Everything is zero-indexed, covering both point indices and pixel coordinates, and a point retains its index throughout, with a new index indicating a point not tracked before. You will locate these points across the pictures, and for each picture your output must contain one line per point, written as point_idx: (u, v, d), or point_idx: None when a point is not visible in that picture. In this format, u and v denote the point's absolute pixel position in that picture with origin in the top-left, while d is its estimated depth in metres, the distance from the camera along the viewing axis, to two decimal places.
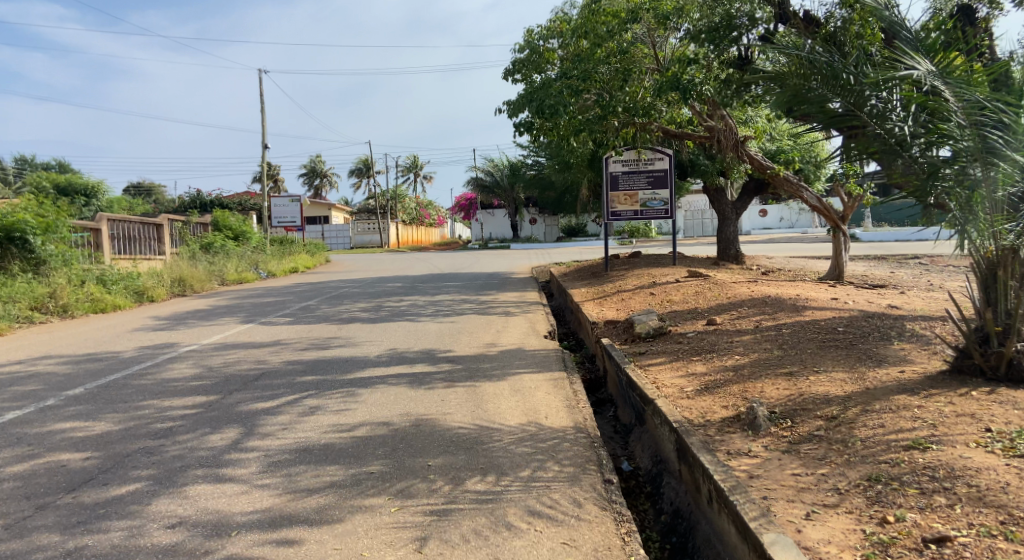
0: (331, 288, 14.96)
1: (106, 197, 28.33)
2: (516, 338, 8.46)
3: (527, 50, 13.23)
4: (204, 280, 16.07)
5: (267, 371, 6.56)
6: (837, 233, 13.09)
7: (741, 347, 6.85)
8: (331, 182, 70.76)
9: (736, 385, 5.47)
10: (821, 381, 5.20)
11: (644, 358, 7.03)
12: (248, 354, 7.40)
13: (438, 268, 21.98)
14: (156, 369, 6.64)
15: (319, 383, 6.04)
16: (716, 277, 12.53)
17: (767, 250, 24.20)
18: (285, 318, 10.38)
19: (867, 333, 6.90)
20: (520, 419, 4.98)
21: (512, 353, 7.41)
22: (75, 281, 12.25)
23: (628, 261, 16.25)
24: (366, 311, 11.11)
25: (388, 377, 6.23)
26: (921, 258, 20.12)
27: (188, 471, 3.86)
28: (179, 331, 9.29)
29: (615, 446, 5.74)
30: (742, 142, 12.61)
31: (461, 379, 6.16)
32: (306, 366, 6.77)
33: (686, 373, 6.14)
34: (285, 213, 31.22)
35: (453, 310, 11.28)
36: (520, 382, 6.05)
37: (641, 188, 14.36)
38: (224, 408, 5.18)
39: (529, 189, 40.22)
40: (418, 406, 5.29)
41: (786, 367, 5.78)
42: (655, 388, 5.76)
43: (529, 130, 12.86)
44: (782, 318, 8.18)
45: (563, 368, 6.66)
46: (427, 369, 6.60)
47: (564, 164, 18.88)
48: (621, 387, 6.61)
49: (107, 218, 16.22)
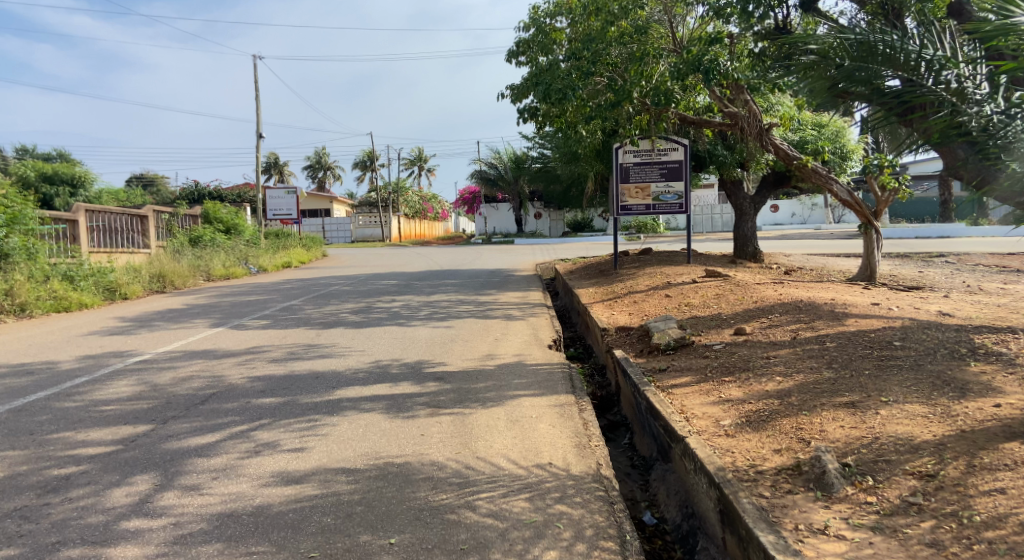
0: (320, 287, 13.92)
1: (94, 186, 27.21)
2: (516, 348, 7.40)
3: (532, 29, 12.15)
4: (186, 275, 15.02)
5: (221, 390, 5.51)
6: (869, 231, 12.00)
7: (780, 366, 5.79)
8: (333, 175, 69.77)
9: (785, 418, 4.43)
10: (896, 417, 4.15)
11: (664, 377, 5.98)
12: (205, 365, 6.37)
13: (438, 264, 20.93)
14: (90, 387, 5.62)
15: (276, 407, 4.99)
16: (738, 278, 11.48)
17: (783, 248, 22.97)
18: (261, 321, 9.35)
19: (932, 350, 5.81)
20: (516, 463, 3.93)
21: (511, 369, 6.34)
22: (38, 277, 11.23)
23: (639, 259, 15.15)
24: (353, 313, 10.06)
25: (361, 401, 5.17)
26: (948, 257, 18.95)
27: (62, 554, 2.86)
28: (139, 335, 8.26)
29: (632, 488, 4.70)
30: (767, 129, 11.46)
31: (449, 405, 5.09)
32: (268, 383, 5.73)
33: (720, 399, 5.10)
34: (281, 206, 30.03)
35: (450, 312, 10.24)
36: (519, 409, 4.99)
37: (654, 180, 13.25)
38: (148, 447, 4.16)
39: (533, 182, 39.11)
40: (389, 444, 4.24)
41: (843, 396, 4.74)
42: (683, 418, 4.72)
43: (535, 116, 11.86)
44: (822, 328, 7.09)
45: (571, 390, 5.59)
46: (409, 390, 5.54)
47: (571, 156, 17.74)
48: (639, 412, 5.56)
49: (84, 209, 15.20)
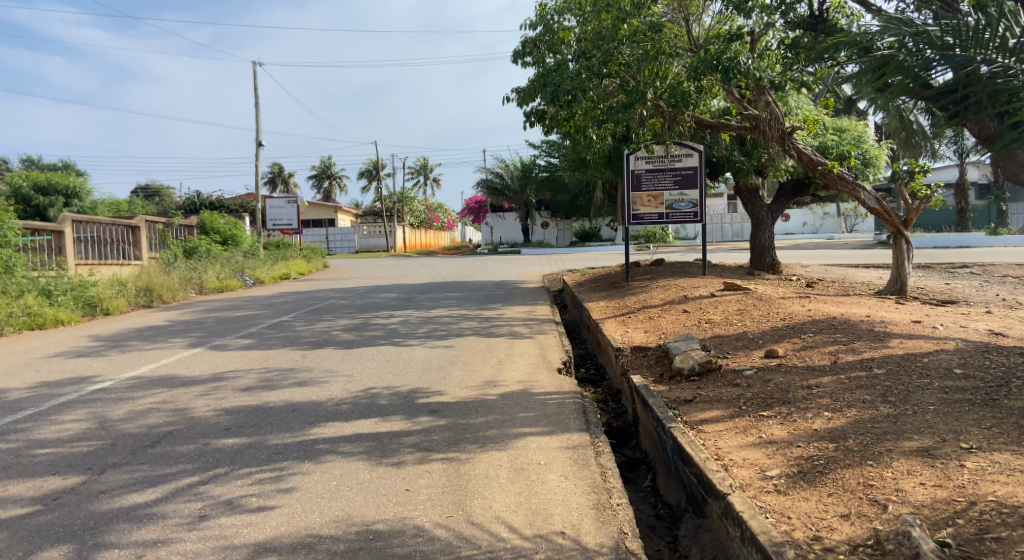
0: (316, 300, 13.16)
1: (90, 198, 26.58)
2: (522, 373, 6.61)
3: (540, 27, 11.44)
4: (175, 288, 14.28)
5: (179, 426, 4.75)
6: (899, 241, 11.16)
7: (826, 397, 5.01)
8: (339, 185, 69.25)
9: (848, 468, 3.66)
10: (991, 472, 3.39)
11: (692, 410, 5.20)
12: (170, 397, 5.61)
13: (442, 275, 20.22)
14: (30, 423, 4.88)
15: (238, 450, 4.22)
16: (760, 292, 10.70)
17: (799, 258, 22.09)
18: (246, 340, 8.60)
19: (1003, 380, 5.03)
20: (520, 533, 3.17)
21: (515, 400, 5.56)
22: (11, 292, 10.51)
23: (651, 271, 14.36)
24: (346, 331, 9.29)
25: (340, 442, 4.40)
26: (974, 268, 18.08)
27: None
28: (109, 357, 7.52)
29: (658, 547, 3.93)
30: (789, 133, 10.69)
31: (442, 448, 4.32)
32: (235, 418, 4.95)
33: (761, 441, 4.32)
34: (280, 216, 29.20)
35: (450, 329, 9.47)
36: (524, 454, 4.22)
37: (667, 188, 12.47)
38: (73, 509, 3.42)
39: (541, 191, 38.41)
40: (367, 504, 3.48)
41: (912, 439, 3.97)
42: (721, 465, 3.95)
43: (541, 120, 11.13)
44: (865, 351, 6.30)
45: (585, 427, 4.80)
46: (397, 427, 4.75)
47: (581, 163, 16.96)
48: (664, 452, 4.77)
49: (71, 219, 14.52)
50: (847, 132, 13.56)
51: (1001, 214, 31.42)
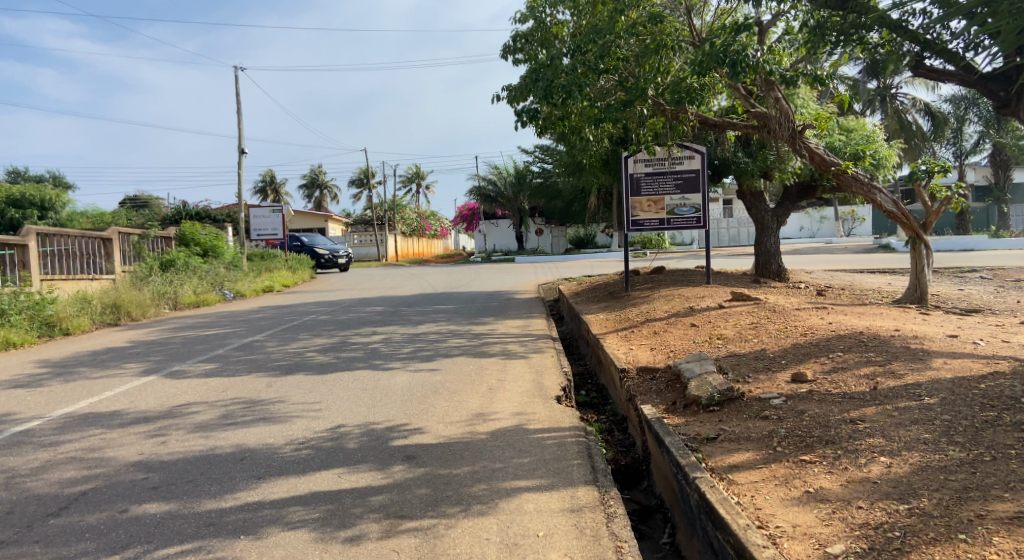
0: (294, 316, 12.30)
1: (66, 209, 25.70)
2: (515, 403, 5.77)
3: (530, 22, 10.67)
4: (146, 303, 13.39)
5: (98, 485, 3.89)
6: (918, 246, 10.35)
7: (878, 437, 4.19)
8: (330, 193, 68.28)
9: (936, 547, 2.83)
10: None
11: (717, 453, 4.37)
12: (100, 442, 4.74)
13: (433, 285, 19.38)
14: None
15: (160, 521, 3.37)
16: (770, 302, 9.90)
17: (801, 264, 21.33)
18: (209, 364, 7.72)
19: None
20: None
21: (507, 440, 4.71)
22: None
23: (652, 279, 13.55)
24: (321, 352, 8.43)
25: (290, 506, 3.56)
26: (983, 272, 17.35)
27: None
28: (48, 388, 6.64)
29: None
30: (800, 132, 9.87)
31: (417, 512, 3.48)
32: (168, 473, 4.09)
33: (812, 499, 3.49)
34: (266, 225, 28.22)
35: (437, 348, 8.63)
36: (518, 519, 3.40)
37: (667, 193, 11.67)
38: None
39: (534, 198, 37.66)
40: None
41: (1005, 501, 3.14)
42: (768, 538, 3.13)
43: (534, 120, 10.32)
44: (907, 374, 5.49)
45: (592, 479, 3.97)
46: (365, 482, 3.91)
47: (576, 167, 16.18)
48: (687, 508, 3.94)
49: (36, 232, 13.63)
50: (855, 131, 12.83)
51: (1000, 215, 30.78)
